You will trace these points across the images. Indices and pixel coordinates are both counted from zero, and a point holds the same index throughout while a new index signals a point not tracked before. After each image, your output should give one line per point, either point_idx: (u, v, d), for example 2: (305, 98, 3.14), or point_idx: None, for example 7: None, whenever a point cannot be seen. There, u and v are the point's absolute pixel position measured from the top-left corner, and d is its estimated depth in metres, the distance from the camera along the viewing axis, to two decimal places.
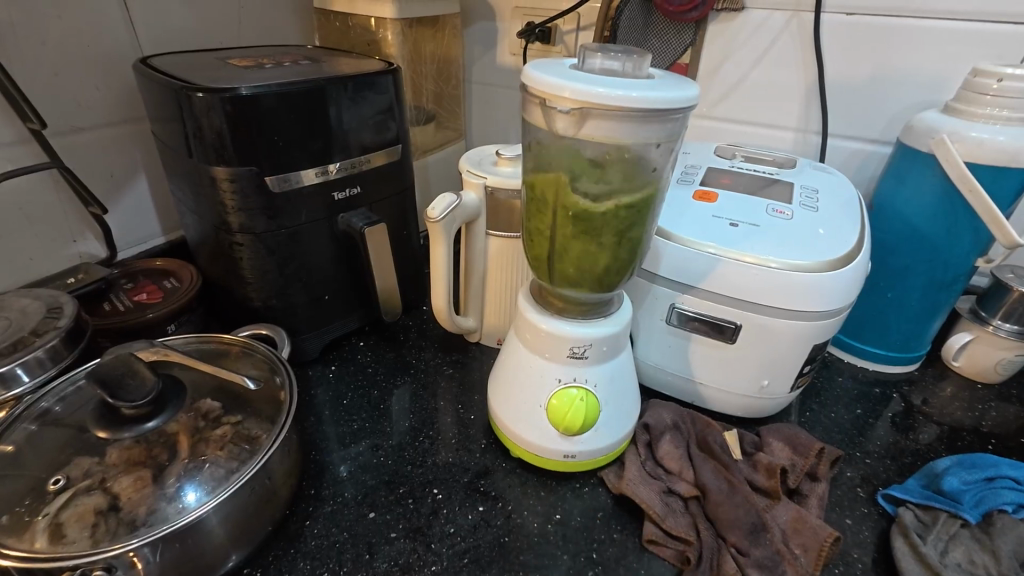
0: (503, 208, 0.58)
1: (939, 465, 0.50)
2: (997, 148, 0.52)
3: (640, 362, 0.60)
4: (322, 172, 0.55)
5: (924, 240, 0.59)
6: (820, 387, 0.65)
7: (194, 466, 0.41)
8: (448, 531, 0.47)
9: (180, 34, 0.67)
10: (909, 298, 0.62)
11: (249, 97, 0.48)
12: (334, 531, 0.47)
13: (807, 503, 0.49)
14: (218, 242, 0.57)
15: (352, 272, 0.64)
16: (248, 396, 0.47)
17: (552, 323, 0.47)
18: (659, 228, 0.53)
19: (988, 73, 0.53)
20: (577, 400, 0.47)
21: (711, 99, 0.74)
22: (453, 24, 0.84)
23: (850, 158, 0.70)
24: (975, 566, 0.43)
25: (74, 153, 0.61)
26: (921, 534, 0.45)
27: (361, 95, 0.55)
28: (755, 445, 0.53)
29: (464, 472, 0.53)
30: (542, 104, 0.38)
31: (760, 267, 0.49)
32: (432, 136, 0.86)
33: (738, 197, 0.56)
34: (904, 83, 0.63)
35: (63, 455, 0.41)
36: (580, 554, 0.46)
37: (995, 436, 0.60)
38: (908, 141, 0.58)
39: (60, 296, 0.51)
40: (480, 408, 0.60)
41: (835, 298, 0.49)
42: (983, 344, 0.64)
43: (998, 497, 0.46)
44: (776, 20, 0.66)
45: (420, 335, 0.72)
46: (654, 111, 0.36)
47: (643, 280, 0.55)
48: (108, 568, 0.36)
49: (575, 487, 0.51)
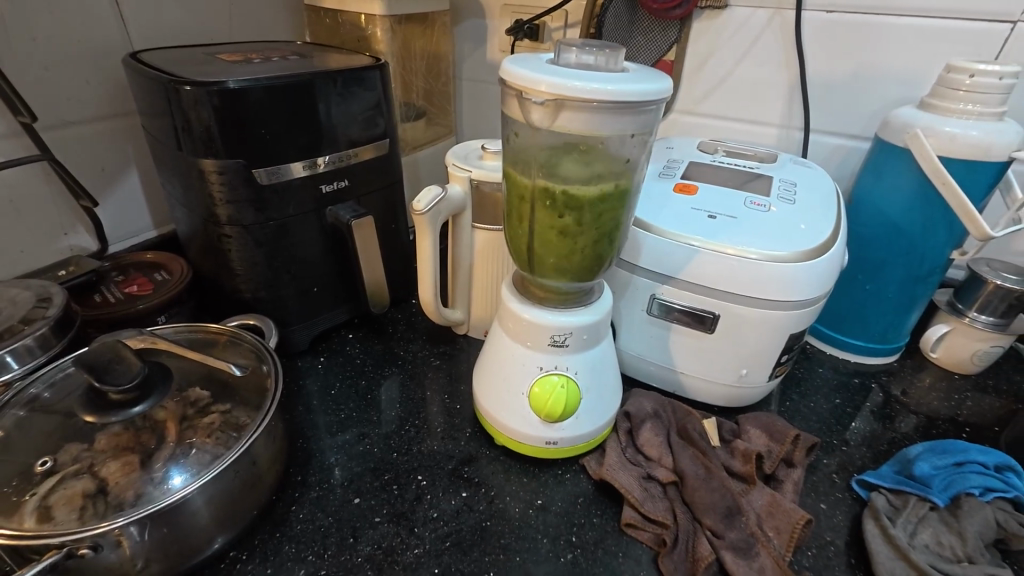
0: (489, 200, 0.59)
1: (912, 451, 0.52)
2: (969, 143, 0.53)
3: (623, 352, 0.61)
4: (310, 165, 0.56)
5: (901, 233, 0.60)
6: (801, 377, 0.66)
7: (181, 451, 0.42)
8: (431, 515, 0.48)
9: (171, 30, 0.67)
10: (888, 290, 0.63)
11: (237, 90, 0.49)
12: (319, 516, 0.48)
13: (782, 488, 0.50)
14: (208, 234, 0.57)
15: (341, 264, 0.65)
16: (235, 384, 0.48)
17: (534, 312, 0.48)
18: (640, 220, 0.54)
19: (961, 69, 0.54)
20: (558, 387, 0.48)
21: (696, 95, 0.75)
22: (443, 21, 0.85)
23: (832, 154, 0.71)
24: (943, 547, 0.44)
25: (65, 147, 0.62)
26: (891, 517, 0.47)
27: (349, 89, 0.56)
28: (733, 433, 0.54)
29: (449, 459, 0.54)
30: (519, 97, 0.39)
31: (738, 258, 0.50)
32: (422, 132, 0.87)
33: (718, 190, 0.57)
34: (884, 80, 0.64)
35: (52, 440, 0.42)
36: (560, 538, 0.47)
37: (970, 425, 0.62)
38: (885, 136, 0.59)
39: (50, 286, 0.52)
40: (466, 398, 0.61)
41: (810, 287, 0.50)
42: (960, 336, 0.65)
43: (966, 481, 0.47)
44: (758, 18, 0.67)
45: (409, 327, 0.73)
46: (627, 103, 0.37)
47: (625, 272, 0.56)
48: (94, 547, 0.37)
49: (557, 473, 0.53)
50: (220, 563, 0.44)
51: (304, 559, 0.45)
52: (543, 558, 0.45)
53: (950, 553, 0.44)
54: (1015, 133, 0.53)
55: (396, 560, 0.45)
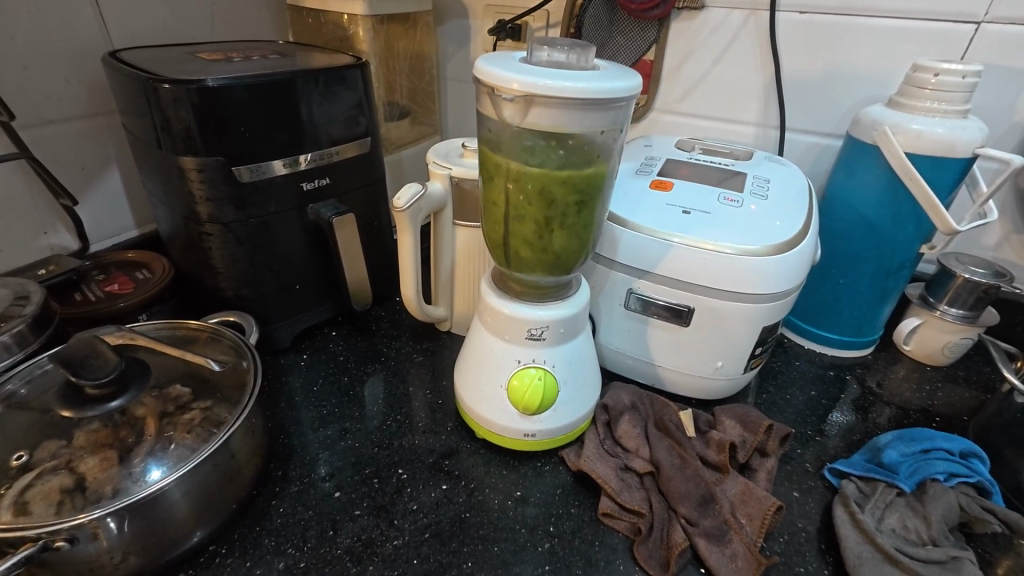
0: (469, 198, 0.59)
1: (881, 440, 0.53)
2: (934, 139, 0.55)
3: (603, 347, 0.62)
4: (290, 163, 0.57)
5: (872, 228, 0.62)
6: (778, 370, 0.68)
7: (160, 447, 0.42)
8: (411, 508, 0.49)
9: (152, 28, 0.68)
10: (861, 284, 0.65)
11: (216, 88, 0.49)
12: (300, 510, 0.49)
13: (756, 477, 0.51)
14: (189, 233, 0.58)
15: (323, 262, 0.65)
16: (215, 380, 0.49)
17: (512, 306, 0.49)
18: (616, 216, 0.55)
19: (926, 68, 0.55)
20: (535, 380, 0.49)
21: (676, 95, 0.77)
22: (426, 21, 0.85)
23: (807, 151, 0.72)
24: (909, 531, 0.45)
25: (44, 146, 0.62)
26: (860, 503, 0.48)
27: (330, 89, 0.57)
28: (709, 424, 0.55)
29: (430, 453, 0.54)
30: (491, 94, 0.40)
31: (711, 253, 0.51)
32: (405, 132, 0.88)
33: (693, 186, 0.58)
34: (854, 79, 0.66)
35: (30, 435, 0.42)
36: (538, 528, 0.48)
37: (941, 415, 0.63)
38: (856, 133, 0.60)
39: (29, 284, 0.52)
40: (448, 393, 0.62)
41: (781, 281, 0.51)
42: (931, 329, 0.67)
43: (931, 467, 0.49)
44: (734, 19, 0.69)
45: (393, 324, 0.73)
46: (597, 100, 0.38)
47: (603, 267, 0.57)
48: (71, 539, 0.37)
49: (537, 466, 0.53)
50: (199, 557, 0.45)
51: (284, 552, 0.45)
52: (521, 548, 0.46)
53: (915, 537, 0.45)
54: (978, 130, 0.55)
55: (375, 551, 0.46)
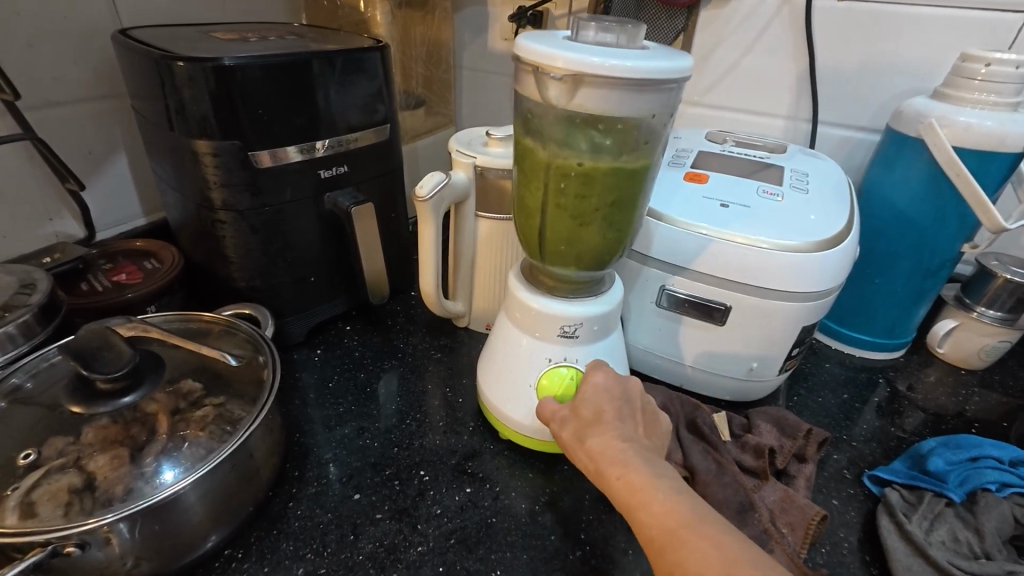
0: (492, 188, 0.57)
1: (924, 446, 0.51)
2: (983, 133, 0.52)
3: (631, 345, 0.59)
4: (307, 149, 0.54)
5: (911, 225, 0.59)
6: (808, 371, 0.66)
7: (173, 446, 0.40)
8: (435, 511, 0.47)
9: (162, 8, 0.65)
10: (897, 283, 0.62)
11: (232, 68, 0.46)
12: (317, 513, 0.46)
13: (794, 484, 0.49)
14: (201, 222, 0.55)
15: (339, 253, 0.63)
16: (230, 375, 0.46)
17: (543, 301, 0.47)
18: (649, 209, 0.53)
19: (977, 58, 0.52)
20: (567, 379, 0.46)
21: (703, 86, 0.74)
22: (443, 7, 0.83)
23: (840, 146, 0.70)
24: (960, 544, 0.43)
25: (50, 127, 0.59)
26: (907, 513, 0.46)
27: (350, 73, 0.54)
28: (743, 427, 0.53)
29: (452, 454, 0.52)
30: (534, 72, 0.37)
31: (750, 248, 0.49)
32: (421, 120, 0.85)
33: (728, 179, 0.55)
34: (893, 71, 0.63)
35: (35, 432, 0.40)
36: (568, 535, 0.46)
37: (978, 420, 0.61)
38: (897, 126, 0.58)
39: (34, 272, 0.50)
40: (469, 392, 0.60)
41: (824, 278, 0.49)
42: (967, 331, 0.65)
43: (982, 477, 0.46)
44: (768, 6, 0.66)
45: (409, 319, 0.71)
46: (649, 80, 0.35)
47: (634, 262, 0.55)
48: (82, 544, 0.34)
49: (563, 469, 0.51)
50: (215, 561, 0.43)
51: (303, 557, 0.43)
52: (551, 556, 0.44)
53: (967, 550, 0.43)
54: None
55: (399, 557, 0.43)
